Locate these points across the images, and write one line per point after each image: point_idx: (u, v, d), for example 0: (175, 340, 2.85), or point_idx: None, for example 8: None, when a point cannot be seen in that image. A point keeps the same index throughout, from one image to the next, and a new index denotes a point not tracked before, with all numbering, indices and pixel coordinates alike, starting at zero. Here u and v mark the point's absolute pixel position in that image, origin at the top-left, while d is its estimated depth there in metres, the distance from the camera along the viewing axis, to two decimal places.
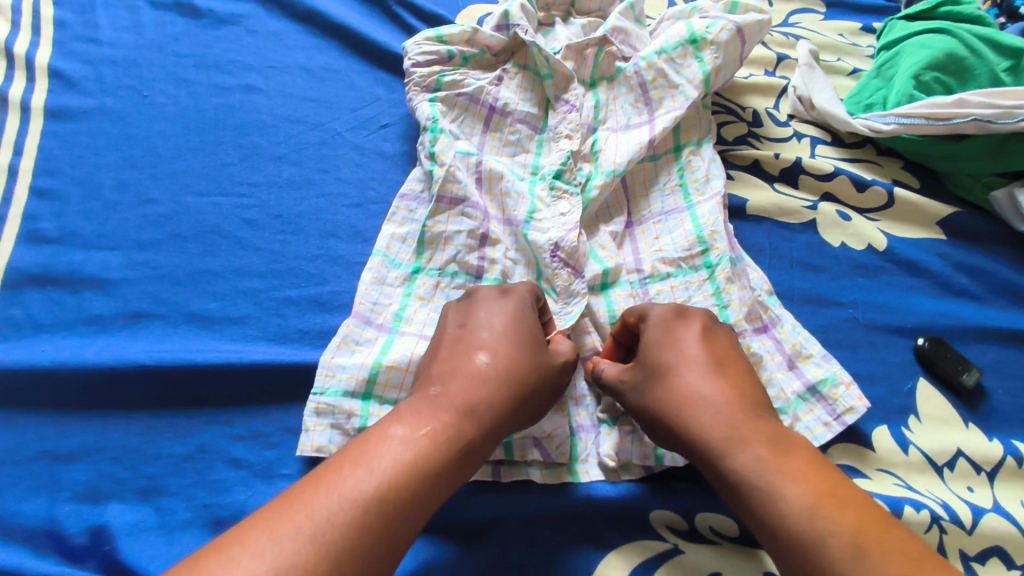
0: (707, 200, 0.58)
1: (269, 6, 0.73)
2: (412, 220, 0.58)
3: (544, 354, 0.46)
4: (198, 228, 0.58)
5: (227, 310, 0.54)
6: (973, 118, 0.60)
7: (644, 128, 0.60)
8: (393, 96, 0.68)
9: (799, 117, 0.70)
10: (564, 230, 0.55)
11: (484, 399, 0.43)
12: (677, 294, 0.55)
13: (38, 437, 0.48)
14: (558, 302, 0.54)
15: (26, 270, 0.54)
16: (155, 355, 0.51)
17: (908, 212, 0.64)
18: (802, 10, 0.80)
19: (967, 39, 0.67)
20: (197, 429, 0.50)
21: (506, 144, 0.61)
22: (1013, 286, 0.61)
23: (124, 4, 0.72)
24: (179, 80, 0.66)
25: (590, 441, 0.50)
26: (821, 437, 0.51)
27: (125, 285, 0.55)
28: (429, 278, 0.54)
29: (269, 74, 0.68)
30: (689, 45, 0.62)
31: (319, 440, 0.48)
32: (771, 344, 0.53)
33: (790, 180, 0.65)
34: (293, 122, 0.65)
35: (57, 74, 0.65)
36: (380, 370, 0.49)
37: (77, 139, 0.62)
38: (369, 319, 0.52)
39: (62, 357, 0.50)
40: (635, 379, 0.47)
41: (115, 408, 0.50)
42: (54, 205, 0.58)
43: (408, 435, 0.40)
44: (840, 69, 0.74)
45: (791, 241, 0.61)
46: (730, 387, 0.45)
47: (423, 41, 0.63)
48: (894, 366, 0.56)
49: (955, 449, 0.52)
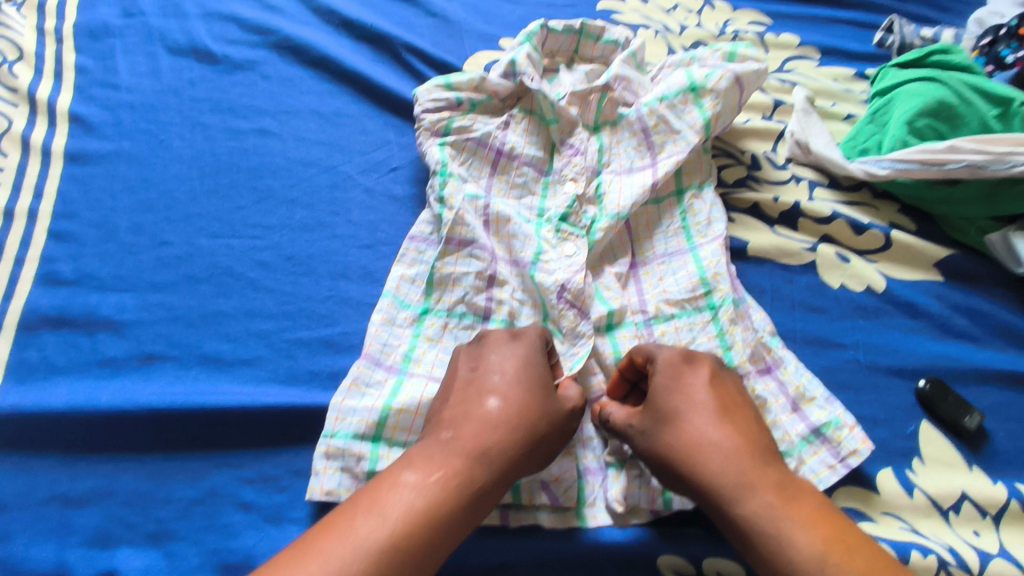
0: (709, 242, 0.59)
1: (283, 52, 0.75)
2: (422, 261, 0.59)
3: (553, 398, 0.47)
4: (211, 270, 0.59)
5: (239, 352, 0.55)
6: (966, 164, 0.62)
7: (646, 172, 0.62)
8: (402, 139, 0.70)
9: (797, 160, 0.72)
10: (570, 272, 0.56)
11: (495, 445, 0.43)
12: (681, 335, 0.55)
13: (50, 480, 0.49)
14: (565, 342, 0.55)
15: (42, 312, 0.55)
16: (167, 398, 0.51)
17: (905, 255, 0.65)
18: (798, 57, 0.83)
19: (957, 88, 0.69)
20: (208, 472, 0.50)
21: (513, 187, 0.62)
22: (1011, 328, 0.62)
23: (143, 50, 0.74)
24: (195, 124, 0.68)
25: (598, 484, 0.51)
26: (826, 480, 0.51)
27: (138, 327, 0.56)
28: (437, 319, 0.55)
29: (283, 118, 0.70)
30: (690, 92, 0.64)
31: (329, 483, 0.48)
32: (775, 386, 0.54)
33: (790, 223, 0.67)
34: (306, 165, 0.66)
35: (76, 119, 0.67)
36: (390, 413, 0.50)
37: (94, 182, 0.63)
38: (378, 361, 0.53)
39: (76, 400, 0.51)
40: (645, 423, 0.47)
41: (127, 451, 0.50)
42: (71, 248, 0.59)
43: (419, 482, 0.40)
44: (835, 114, 0.76)
45: (791, 282, 0.63)
46: (739, 431, 0.45)
47: (433, 88, 0.66)
48: (897, 408, 0.57)
49: (959, 492, 0.53)
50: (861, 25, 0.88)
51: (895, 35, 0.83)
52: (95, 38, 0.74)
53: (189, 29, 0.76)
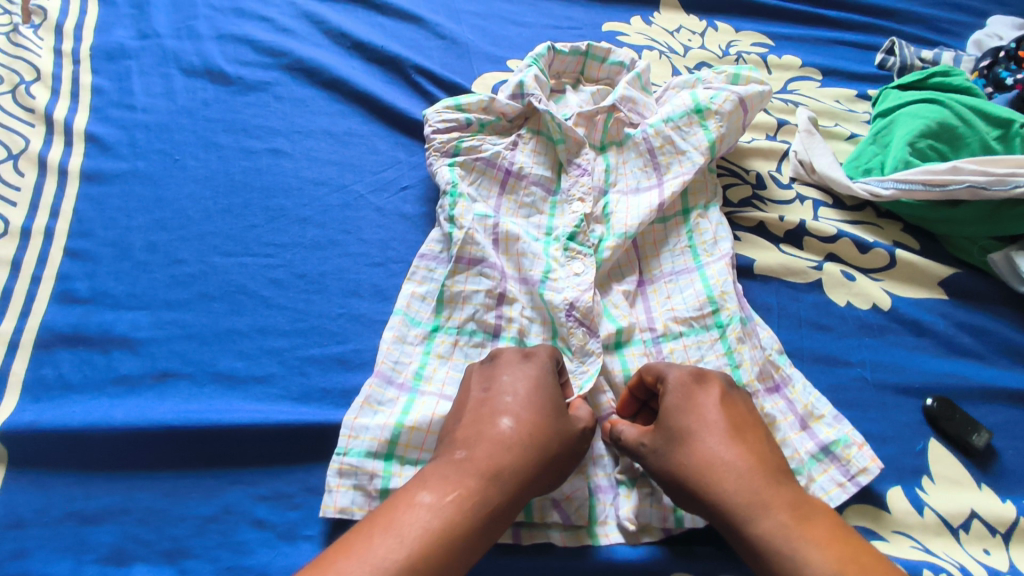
0: (716, 261, 0.60)
1: (295, 73, 0.77)
2: (432, 278, 0.60)
3: (565, 418, 0.47)
4: (225, 288, 0.60)
5: (253, 369, 0.56)
6: (968, 185, 0.63)
7: (653, 192, 0.62)
8: (413, 159, 0.71)
9: (800, 180, 0.73)
10: (579, 290, 0.57)
11: (508, 465, 0.44)
12: (689, 352, 0.56)
13: (66, 498, 0.49)
14: (574, 360, 0.55)
15: (59, 330, 0.56)
16: (182, 416, 0.52)
17: (910, 273, 0.66)
18: (800, 78, 0.84)
19: (959, 109, 0.71)
20: (221, 490, 0.50)
21: (522, 206, 0.63)
22: (1015, 346, 0.63)
23: (158, 72, 0.75)
24: (209, 144, 0.69)
25: (609, 503, 0.51)
26: (835, 499, 0.51)
27: (153, 345, 0.56)
28: (448, 336, 0.56)
29: (295, 139, 0.71)
30: (695, 114, 0.65)
31: (342, 501, 0.49)
32: (784, 404, 0.55)
33: (795, 242, 0.68)
34: (318, 184, 0.67)
35: (92, 139, 0.69)
36: (402, 431, 0.50)
37: (110, 201, 0.64)
38: (390, 379, 0.54)
39: (91, 418, 0.51)
40: (656, 442, 0.48)
41: (141, 468, 0.51)
42: (87, 266, 0.60)
43: (435, 503, 0.41)
44: (838, 133, 0.77)
45: (798, 300, 0.63)
46: (751, 451, 0.46)
47: (442, 109, 0.67)
48: (904, 426, 0.57)
49: (969, 510, 0.53)
50: (861, 47, 0.90)
51: (896, 57, 0.85)
52: (110, 59, 0.76)
53: (203, 50, 0.77)
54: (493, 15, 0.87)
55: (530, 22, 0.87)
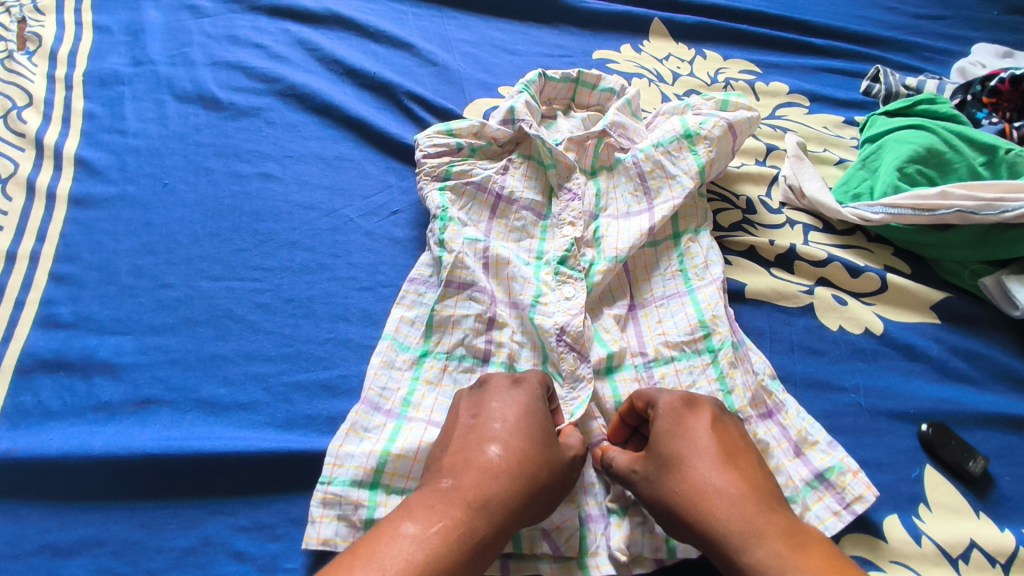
0: (707, 285, 0.60)
1: (288, 99, 0.77)
2: (421, 303, 0.59)
3: (554, 446, 0.47)
4: (211, 313, 0.59)
5: (237, 396, 0.55)
6: (956, 210, 0.63)
7: (644, 216, 0.62)
8: (404, 183, 0.71)
9: (790, 205, 0.73)
10: (570, 314, 0.56)
11: (496, 494, 0.43)
12: (681, 377, 0.55)
13: (39, 529, 0.48)
14: (565, 386, 0.54)
15: (39, 356, 0.55)
16: (163, 444, 0.51)
17: (902, 297, 0.66)
18: (788, 104, 0.85)
19: (945, 136, 0.72)
20: (201, 520, 0.49)
21: (512, 230, 0.63)
22: (1009, 371, 0.62)
23: (151, 97, 0.76)
24: (200, 168, 0.69)
25: (599, 532, 0.50)
26: (831, 528, 0.50)
27: (136, 371, 0.55)
28: (437, 361, 0.55)
29: (287, 163, 0.71)
30: (685, 139, 0.65)
31: (326, 532, 0.47)
32: (778, 430, 0.54)
33: (786, 265, 0.68)
34: (308, 209, 0.67)
35: (82, 163, 0.68)
36: (388, 459, 0.49)
37: (97, 226, 0.64)
38: (377, 405, 0.53)
39: (69, 445, 0.50)
40: (648, 469, 0.47)
41: (119, 498, 0.49)
42: (72, 291, 0.59)
43: (419, 534, 0.40)
44: (827, 159, 0.78)
45: (789, 324, 0.63)
46: (743, 477, 0.45)
47: (434, 134, 0.67)
48: (900, 453, 0.56)
49: (968, 539, 0.52)
50: (848, 74, 0.91)
51: (881, 85, 0.87)
52: (104, 85, 0.76)
53: (196, 76, 0.78)
54: (485, 43, 0.88)
55: (522, 50, 0.88)
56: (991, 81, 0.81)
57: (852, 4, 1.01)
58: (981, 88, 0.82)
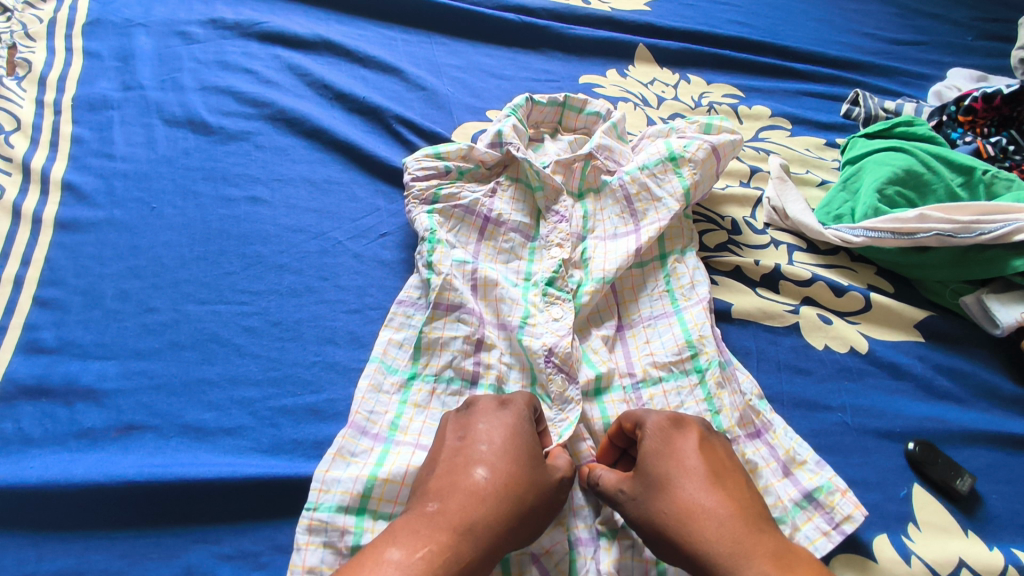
0: (693, 305, 0.60)
1: (278, 124, 0.78)
2: (410, 324, 0.59)
3: (541, 468, 0.46)
4: (197, 336, 0.59)
5: (222, 422, 0.54)
6: (935, 233, 0.65)
7: (631, 237, 0.63)
8: (392, 207, 0.72)
9: (775, 226, 0.75)
10: (558, 335, 0.56)
11: (482, 518, 0.42)
12: (669, 399, 0.55)
13: (17, 561, 0.47)
14: (554, 408, 0.54)
15: (21, 382, 0.54)
16: (146, 471, 0.50)
17: (885, 316, 0.67)
18: (770, 127, 0.87)
19: (923, 157, 0.73)
20: (184, 549, 0.48)
21: (500, 252, 0.63)
22: (993, 389, 0.63)
23: (140, 122, 0.76)
24: (188, 192, 0.69)
25: (589, 556, 0.49)
26: (821, 548, 0.50)
27: (120, 397, 0.55)
28: (425, 384, 0.55)
29: (275, 187, 0.71)
30: (670, 161, 0.66)
31: (311, 560, 0.47)
32: (766, 450, 0.54)
33: (771, 285, 0.68)
34: (296, 232, 0.67)
35: (70, 188, 0.68)
36: (375, 484, 0.49)
37: (83, 250, 0.64)
38: (365, 429, 0.52)
39: (49, 473, 0.49)
40: (635, 489, 0.46)
41: (101, 527, 0.48)
42: (55, 315, 0.59)
43: (404, 560, 0.39)
44: (809, 180, 0.79)
45: (775, 343, 0.64)
46: (731, 497, 0.45)
47: (422, 158, 0.68)
48: (888, 471, 0.57)
49: (957, 558, 0.52)
50: (828, 98, 0.93)
51: (861, 108, 0.89)
52: (93, 110, 0.76)
53: (186, 101, 0.78)
54: (474, 67, 0.90)
55: (509, 75, 0.90)
56: (964, 100, 0.84)
57: (830, 31, 1.04)
58: (955, 109, 0.85)
